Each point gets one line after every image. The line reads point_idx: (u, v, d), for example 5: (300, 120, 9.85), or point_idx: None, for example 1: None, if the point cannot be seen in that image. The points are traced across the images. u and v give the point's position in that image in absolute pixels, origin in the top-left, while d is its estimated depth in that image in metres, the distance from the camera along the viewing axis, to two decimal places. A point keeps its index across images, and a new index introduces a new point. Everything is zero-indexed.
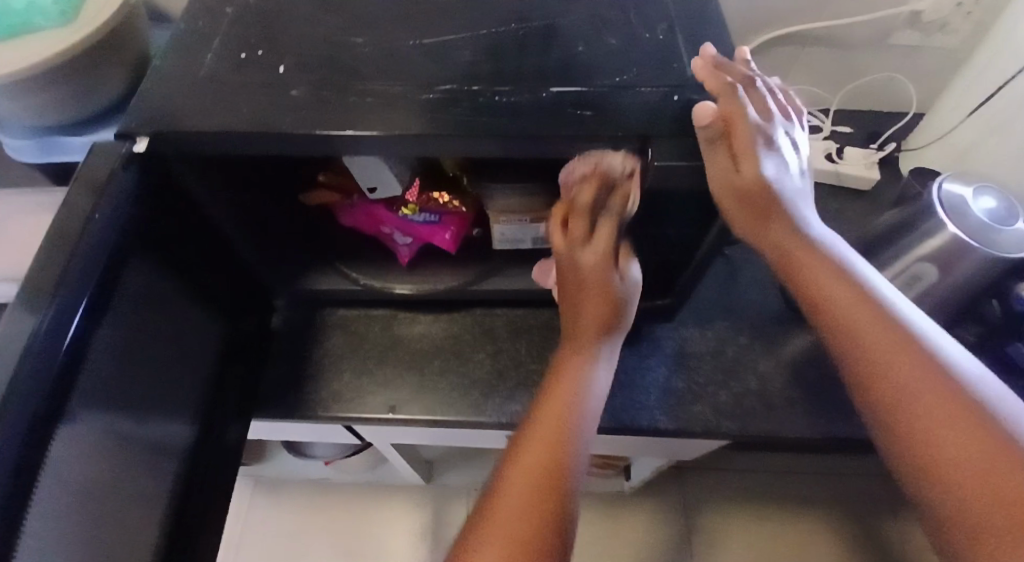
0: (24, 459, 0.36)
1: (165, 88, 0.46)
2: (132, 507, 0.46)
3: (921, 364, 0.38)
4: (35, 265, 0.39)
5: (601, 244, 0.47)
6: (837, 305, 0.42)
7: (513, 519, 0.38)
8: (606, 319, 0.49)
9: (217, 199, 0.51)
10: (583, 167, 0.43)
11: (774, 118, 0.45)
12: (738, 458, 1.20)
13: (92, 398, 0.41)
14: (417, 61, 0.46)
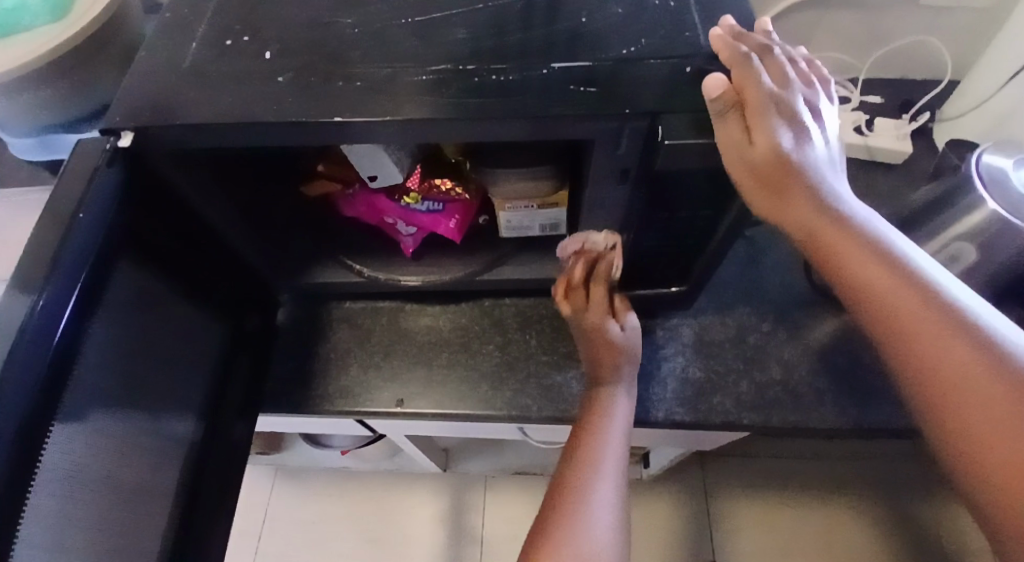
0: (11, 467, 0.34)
1: (150, 77, 0.44)
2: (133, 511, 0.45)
3: (960, 334, 0.34)
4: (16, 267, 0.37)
5: (598, 307, 0.56)
6: (874, 288, 0.37)
7: (572, 535, 0.44)
8: (618, 361, 0.56)
9: (212, 193, 0.49)
10: (573, 246, 0.55)
11: (795, 88, 0.42)
12: (764, 443, 1.17)
13: (85, 398, 0.40)
14: (410, 40, 0.43)
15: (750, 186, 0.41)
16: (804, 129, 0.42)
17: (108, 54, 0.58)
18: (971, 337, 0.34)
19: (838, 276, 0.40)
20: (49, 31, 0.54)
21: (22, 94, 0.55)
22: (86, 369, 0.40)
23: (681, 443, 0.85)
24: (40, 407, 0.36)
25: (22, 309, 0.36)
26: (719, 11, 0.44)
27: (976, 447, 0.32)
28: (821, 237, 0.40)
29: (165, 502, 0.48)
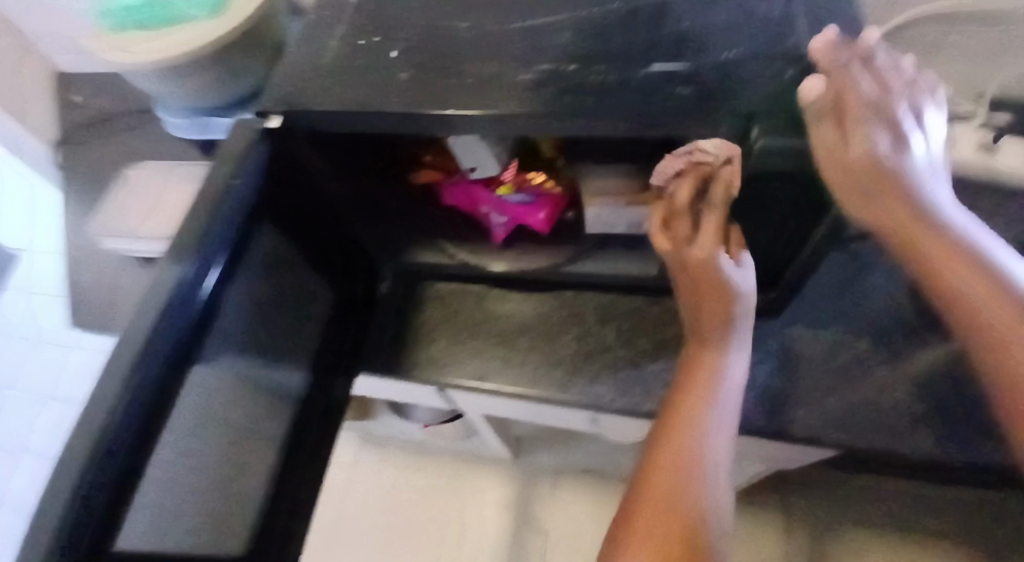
0: (167, 389, 0.42)
1: (293, 68, 0.51)
2: (251, 440, 0.53)
3: None
4: (184, 225, 0.45)
5: (707, 236, 0.45)
6: (972, 300, 0.37)
7: (679, 479, 0.43)
8: (730, 312, 0.47)
9: (338, 174, 0.56)
10: (681, 164, 0.43)
11: (897, 94, 0.42)
12: (847, 480, 1.15)
13: (220, 342, 0.47)
14: (518, 42, 0.47)
15: (844, 190, 0.40)
16: (907, 135, 0.41)
17: (257, 46, 0.66)
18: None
19: (937, 286, 0.39)
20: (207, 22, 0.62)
21: (184, 76, 0.64)
22: (228, 316, 0.47)
23: (759, 460, 0.84)
24: (191, 345, 0.44)
25: (179, 264, 0.43)
26: (825, 19, 0.44)
27: None
28: (920, 247, 0.40)
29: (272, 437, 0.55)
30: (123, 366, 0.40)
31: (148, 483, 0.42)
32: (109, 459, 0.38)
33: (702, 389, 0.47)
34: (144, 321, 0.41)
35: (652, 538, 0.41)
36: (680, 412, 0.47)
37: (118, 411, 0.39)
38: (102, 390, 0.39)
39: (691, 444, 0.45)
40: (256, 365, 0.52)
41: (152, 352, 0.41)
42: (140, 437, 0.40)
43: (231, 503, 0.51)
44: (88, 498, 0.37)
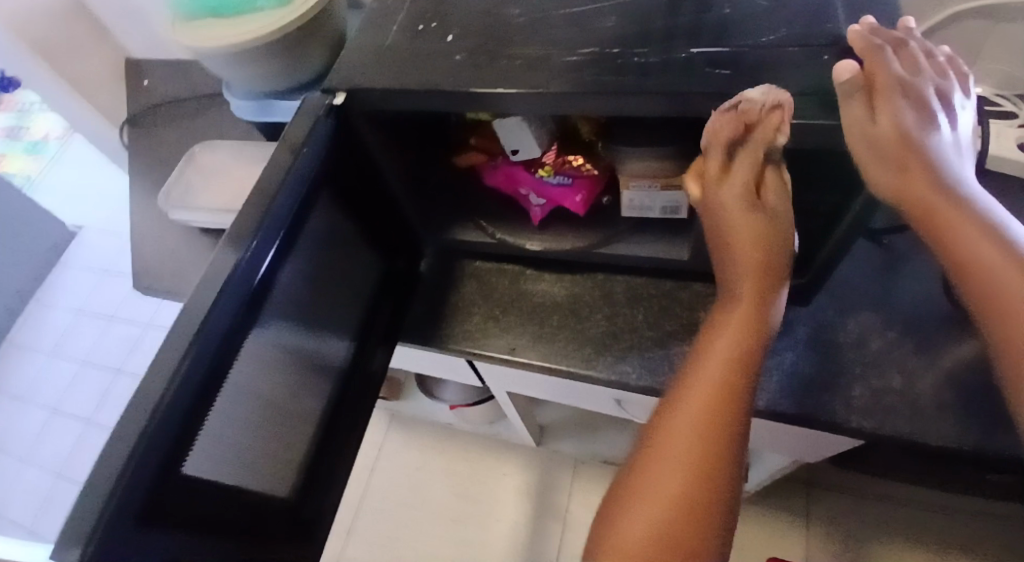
0: (233, 337, 0.46)
1: (355, 49, 0.55)
2: (298, 396, 0.57)
3: None
4: (257, 192, 0.50)
5: (736, 182, 0.46)
6: (981, 263, 0.39)
7: (697, 447, 0.40)
8: (761, 273, 0.46)
9: (389, 149, 0.59)
10: (724, 115, 0.43)
11: (926, 76, 0.44)
12: (869, 483, 1.16)
13: (279, 300, 0.51)
14: (565, 27, 0.50)
15: (870, 161, 0.42)
16: (933, 115, 0.43)
17: (320, 37, 0.71)
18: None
19: (949, 253, 0.40)
20: (275, 12, 0.67)
21: (252, 62, 0.69)
22: (286, 278, 0.52)
23: (782, 451, 0.85)
24: (255, 302, 0.48)
25: (237, 249, 0.47)
26: (864, 8, 0.46)
27: None
28: (939, 218, 0.41)
29: (317, 394, 0.59)
30: (200, 309, 0.45)
31: (208, 430, 0.46)
32: (181, 394, 0.43)
33: (723, 350, 0.43)
34: (216, 280, 0.46)
35: (666, 496, 0.40)
36: (705, 370, 0.43)
37: (188, 354, 0.43)
38: (176, 334, 0.44)
39: (704, 412, 0.41)
40: (308, 325, 0.56)
41: (217, 314, 0.45)
42: (206, 379, 0.45)
43: (279, 453, 0.55)
44: (161, 422, 0.42)
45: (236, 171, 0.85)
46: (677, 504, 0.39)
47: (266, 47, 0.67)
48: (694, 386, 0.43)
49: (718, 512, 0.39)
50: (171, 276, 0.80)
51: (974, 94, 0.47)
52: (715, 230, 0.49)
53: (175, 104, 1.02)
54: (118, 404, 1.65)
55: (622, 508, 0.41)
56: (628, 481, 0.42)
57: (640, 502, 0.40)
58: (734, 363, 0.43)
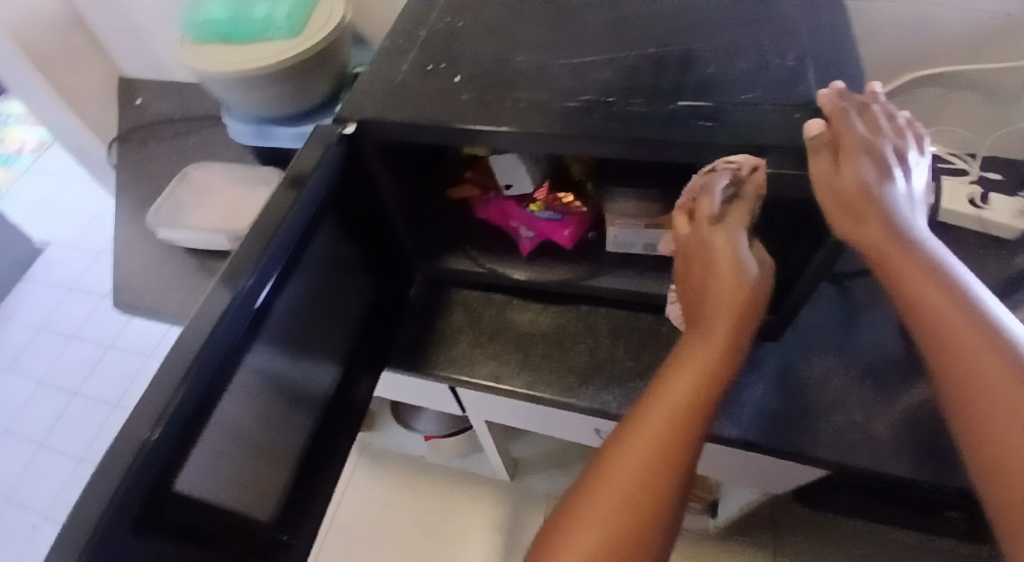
0: (235, 353, 0.48)
1: (365, 84, 0.58)
2: (287, 414, 0.57)
3: (999, 364, 0.37)
4: (264, 212, 0.51)
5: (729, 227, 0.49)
6: (925, 302, 0.41)
7: (651, 465, 0.41)
8: (736, 309, 0.47)
9: (390, 179, 0.62)
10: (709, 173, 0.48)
11: (886, 136, 0.48)
12: (837, 523, 1.19)
13: (275, 320, 0.53)
14: (564, 75, 0.54)
15: (832, 207, 0.46)
16: (889, 170, 0.47)
17: (327, 69, 0.74)
18: (1005, 353, 0.38)
19: (898, 291, 0.43)
20: (286, 43, 0.69)
21: (258, 89, 0.72)
22: (287, 296, 0.53)
23: (753, 486, 0.88)
24: (258, 319, 0.50)
25: (244, 268, 0.48)
26: (832, 75, 0.51)
27: (1004, 464, 0.35)
28: (895, 266, 0.44)
29: (304, 415, 0.60)
30: (207, 322, 0.46)
31: (202, 445, 0.47)
32: (185, 404, 0.44)
33: (689, 379, 0.44)
34: (222, 299, 0.47)
35: (614, 510, 0.40)
36: (667, 393, 0.44)
37: (194, 364, 0.44)
38: (181, 347, 0.45)
39: (664, 435, 0.42)
40: (302, 343, 0.58)
41: (219, 334, 0.46)
42: (207, 393, 0.45)
43: (267, 469, 0.56)
44: (167, 430, 0.42)
45: (228, 192, 0.85)
46: (623, 516, 0.39)
47: (276, 75, 0.70)
48: (658, 406, 0.43)
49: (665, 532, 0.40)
50: (154, 293, 0.79)
51: (930, 154, 0.50)
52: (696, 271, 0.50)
53: (168, 124, 1.03)
54: (76, 427, 1.58)
55: (569, 514, 0.41)
56: (578, 491, 0.42)
57: (589, 510, 0.40)
58: (698, 392, 0.44)
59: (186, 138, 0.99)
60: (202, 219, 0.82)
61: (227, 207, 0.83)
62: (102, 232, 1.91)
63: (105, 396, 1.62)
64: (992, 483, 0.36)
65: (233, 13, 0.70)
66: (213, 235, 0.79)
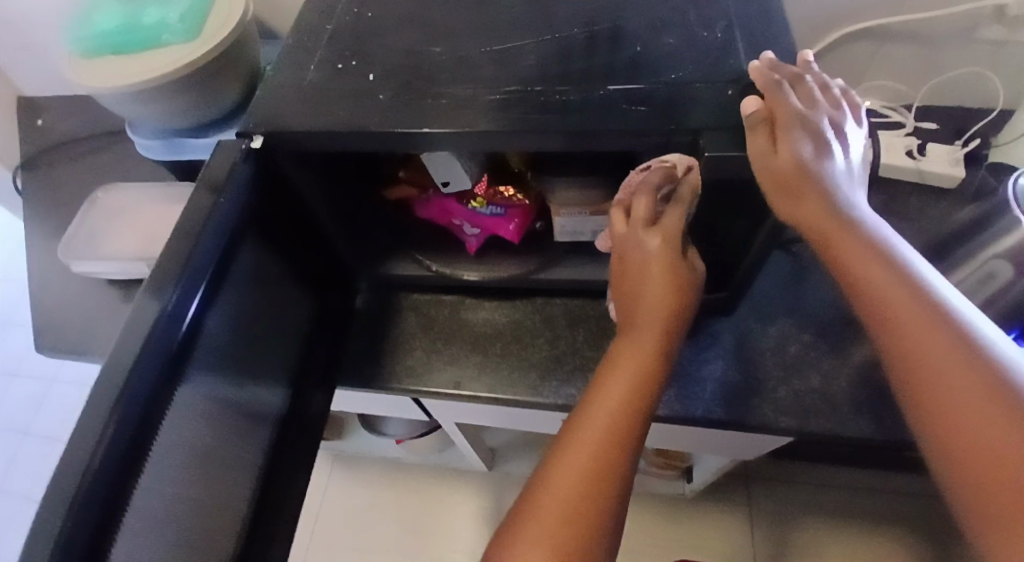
0: (161, 394, 0.44)
1: (273, 91, 0.54)
2: (239, 450, 0.54)
3: (949, 348, 0.37)
4: (176, 238, 0.47)
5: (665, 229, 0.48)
6: (869, 283, 0.40)
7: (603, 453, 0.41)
8: (672, 305, 0.47)
9: (315, 190, 0.58)
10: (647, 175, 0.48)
11: (822, 108, 0.46)
12: (806, 470, 1.21)
13: (205, 358, 0.49)
14: (486, 64, 0.51)
15: (770, 188, 0.44)
16: (827, 146, 0.45)
17: (233, 71, 0.69)
18: (955, 333, 0.37)
19: (840, 273, 0.42)
20: (184, 48, 0.63)
21: (160, 101, 0.66)
22: (216, 325, 0.49)
23: (722, 453, 0.88)
24: (184, 353, 0.46)
25: (158, 299, 0.44)
26: (763, 42, 0.49)
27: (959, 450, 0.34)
28: (835, 247, 0.42)
29: (257, 448, 0.56)
30: (122, 367, 0.42)
31: (148, 471, 0.43)
32: (110, 458, 0.39)
33: (623, 387, 0.43)
34: (138, 337, 0.43)
35: (568, 500, 0.39)
36: (611, 383, 0.44)
37: (118, 405, 0.40)
38: (97, 399, 0.40)
39: (608, 429, 0.41)
40: (242, 375, 0.54)
41: (145, 362, 0.42)
42: (134, 444, 0.41)
43: (222, 513, 0.51)
44: (89, 495, 0.38)
45: (147, 213, 0.78)
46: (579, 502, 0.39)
47: (176, 84, 0.64)
48: (605, 394, 0.43)
49: (609, 542, 0.38)
50: (78, 332, 0.74)
51: (866, 122, 0.49)
52: (626, 273, 0.49)
53: (72, 142, 0.95)
54: (29, 469, 1.50)
55: (524, 513, 0.39)
56: (532, 487, 0.41)
57: (545, 507, 0.39)
58: (633, 400, 0.43)
59: (97, 158, 0.92)
60: (113, 247, 0.76)
61: (138, 232, 0.77)
62: (21, 258, 1.78)
63: (53, 433, 1.53)
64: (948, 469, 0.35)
65: (119, 20, 0.64)
66: (129, 265, 0.73)
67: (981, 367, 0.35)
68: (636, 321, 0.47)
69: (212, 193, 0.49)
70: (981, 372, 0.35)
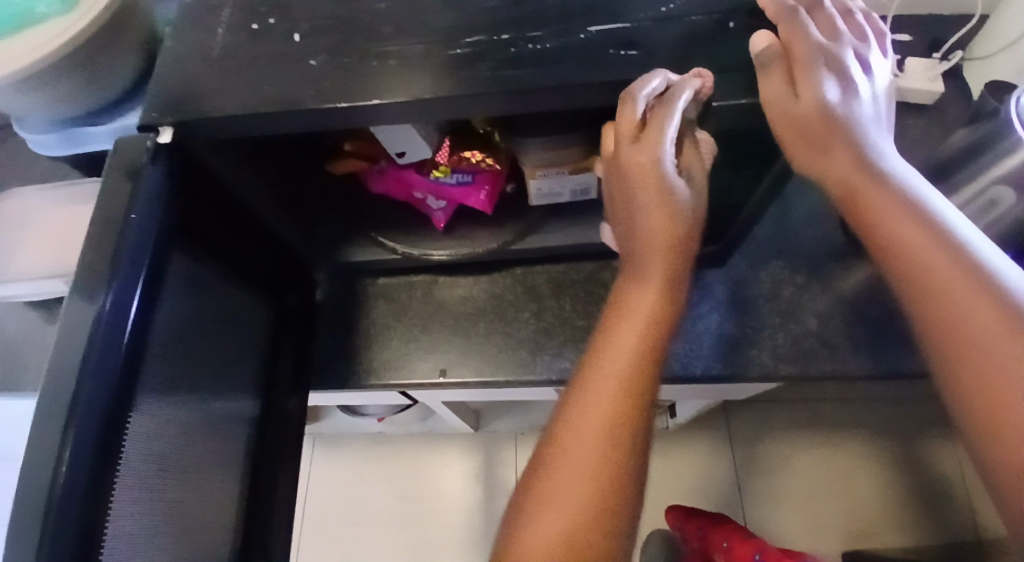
0: (114, 427, 0.38)
1: (179, 64, 0.44)
2: (210, 458, 0.49)
3: (988, 322, 0.34)
4: (90, 239, 0.39)
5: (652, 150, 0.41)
6: (904, 245, 0.37)
7: (613, 418, 0.39)
8: (673, 235, 0.43)
9: (248, 180, 0.49)
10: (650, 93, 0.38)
11: (845, 39, 0.40)
12: (780, 391, 1.22)
13: (157, 378, 0.43)
14: (435, 10, 0.43)
15: (791, 139, 0.39)
16: (851, 82, 0.40)
17: (126, 39, 0.58)
18: (998, 300, 0.34)
19: (869, 233, 0.39)
20: (60, 19, 0.52)
21: (44, 86, 0.54)
22: (162, 338, 0.43)
23: (711, 396, 0.86)
24: (132, 377, 0.40)
25: (90, 303, 0.38)
26: None
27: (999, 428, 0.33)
28: (864, 206, 0.39)
29: (223, 478, 0.50)
30: (54, 429, 0.35)
31: (119, 505, 0.39)
32: (67, 516, 0.34)
33: (622, 357, 0.41)
34: (73, 355, 0.36)
35: (582, 479, 0.37)
36: (615, 342, 0.42)
37: (66, 453, 0.34)
38: (36, 465, 0.34)
39: (618, 398, 0.39)
40: (199, 395, 0.48)
41: (87, 396, 0.36)
42: (92, 497, 0.36)
43: (200, 543, 0.47)
44: None
45: (53, 218, 0.67)
46: (594, 480, 0.37)
47: (58, 64, 0.53)
48: (609, 353, 0.41)
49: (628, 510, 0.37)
50: (2, 365, 0.64)
51: (890, 51, 0.43)
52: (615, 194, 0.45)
53: None
54: None
55: (534, 497, 0.38)
56: (535, 468, 0.40)
57: (555, 486, 0.38)
58: (641, 355, 0.41)
59: None
60: (24, 264, 0.65)
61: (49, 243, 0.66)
62: None
63: None
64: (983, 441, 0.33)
65: None
66: (45, 281, 0.63)
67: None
68: (638, 265, 0.44)
69: (123, 205, 0.40)
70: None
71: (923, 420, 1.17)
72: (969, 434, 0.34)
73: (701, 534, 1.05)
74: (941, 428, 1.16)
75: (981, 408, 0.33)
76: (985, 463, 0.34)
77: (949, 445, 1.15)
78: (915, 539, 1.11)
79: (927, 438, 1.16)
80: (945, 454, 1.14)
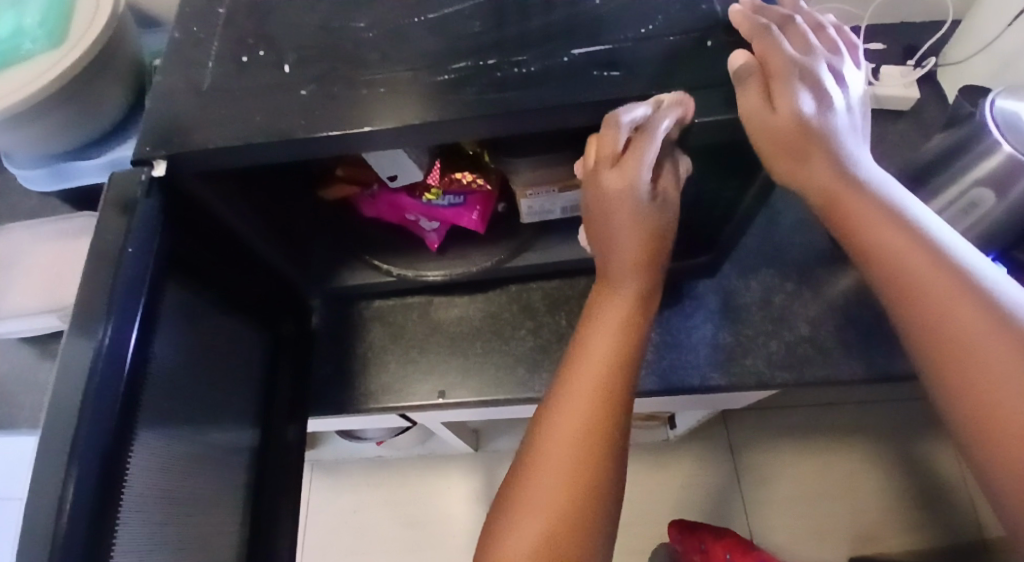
0: (114, 463, 0.38)
1: (170, 98, 0.45)
2: (210, 490, 0.49)
3: (973, 322, 0.35)
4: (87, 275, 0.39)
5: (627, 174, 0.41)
6: (886, 250, 0.38)
7: (583, 440, 0.40)
8: (644, 257, 0.44)
9: (241, 210, 0.50)
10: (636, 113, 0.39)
11: (819, 53, 0.41)
12: (777, 398, 1.22)
13: (155, 412, 0.43)
14: (420, 37, 0.44)
15: (772, 152, 0.40)
16: (827, 94, 0.41)
17: (114, 74, 0.58)
18: (981, 300, 0.35)
19: (850, 239, 0.40)
20: (48, 56, 0.53)
21: (33, 122, 0.55)
22: (160, 370, 0.43)
23: (709, 406, 0.87)
24: (131, 411, 0.40)
25: (88, 340, 0.37)
26: None
27: (992, 427, 0.33)
28: (846, 213, 0.40)
29: (225, 510, 0.50)
30: (55, 467, 0.34)
31: (121, 542, 0.38)
32: (70, 556, 0.34)
33: (592, 379, 0.42)
34: (73, 393, 0.36)
35: (551, 499, 0.39)
36: (585, 364, 0.43)
37: (68, 491, 0.34)
38: (38, 502, 0.34)
39: (587, 421, 0.41)
40: (197, 427, 0.47)
41: (87, 433, 0.36)
42: (93, 536, 0.36)
43: None
44: None
45: (45, 253, 0.67)
46: (563, 501, 0.39)
47: (48, 100, 0.53)
48: (579, 375, 0.42)
49: (598, 529, 0.39)
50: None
51: (863, 62, 0.45)
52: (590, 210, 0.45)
53: None
54: None
55: (509, 516, 0.40)
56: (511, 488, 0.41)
57: (527, 507, 0.39)
58: (614, 366, 0.42)
59: None
60: (16, 301, 0.65)
61: (40, 280, 0.66)
62: None
63: None
64: (977, 441, 0.34)
65: None
66: (37, 317, 0.63)
67: (1006, 334, 0.34)
68: (613, 280, 0.45)
69: (118, 240, 0.40)
70: (1008, 340, 0.34)
71: (920, 420, 1.17)
72: (959, 433, 0.35)
73: (701, 548, 1.04)
74: (938, 428, 1.17)
75: (972, 406, 0.34)
76: (978, 461, 0.34)
77: (947, 444, 1.16)
78: (920, 540, 1.11)
79: (925, 438, 1.17)
80: (944, 454, 1.15)
